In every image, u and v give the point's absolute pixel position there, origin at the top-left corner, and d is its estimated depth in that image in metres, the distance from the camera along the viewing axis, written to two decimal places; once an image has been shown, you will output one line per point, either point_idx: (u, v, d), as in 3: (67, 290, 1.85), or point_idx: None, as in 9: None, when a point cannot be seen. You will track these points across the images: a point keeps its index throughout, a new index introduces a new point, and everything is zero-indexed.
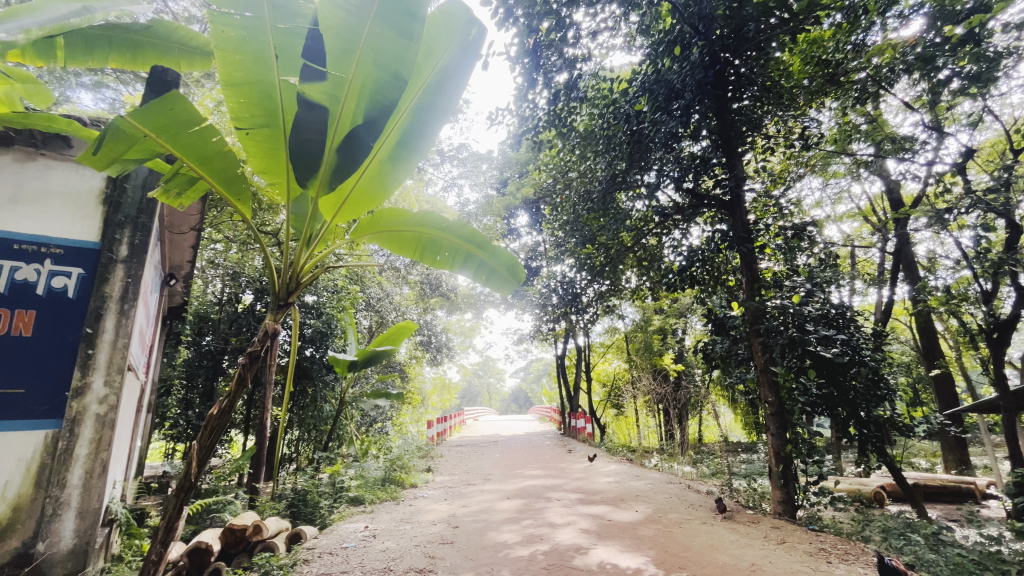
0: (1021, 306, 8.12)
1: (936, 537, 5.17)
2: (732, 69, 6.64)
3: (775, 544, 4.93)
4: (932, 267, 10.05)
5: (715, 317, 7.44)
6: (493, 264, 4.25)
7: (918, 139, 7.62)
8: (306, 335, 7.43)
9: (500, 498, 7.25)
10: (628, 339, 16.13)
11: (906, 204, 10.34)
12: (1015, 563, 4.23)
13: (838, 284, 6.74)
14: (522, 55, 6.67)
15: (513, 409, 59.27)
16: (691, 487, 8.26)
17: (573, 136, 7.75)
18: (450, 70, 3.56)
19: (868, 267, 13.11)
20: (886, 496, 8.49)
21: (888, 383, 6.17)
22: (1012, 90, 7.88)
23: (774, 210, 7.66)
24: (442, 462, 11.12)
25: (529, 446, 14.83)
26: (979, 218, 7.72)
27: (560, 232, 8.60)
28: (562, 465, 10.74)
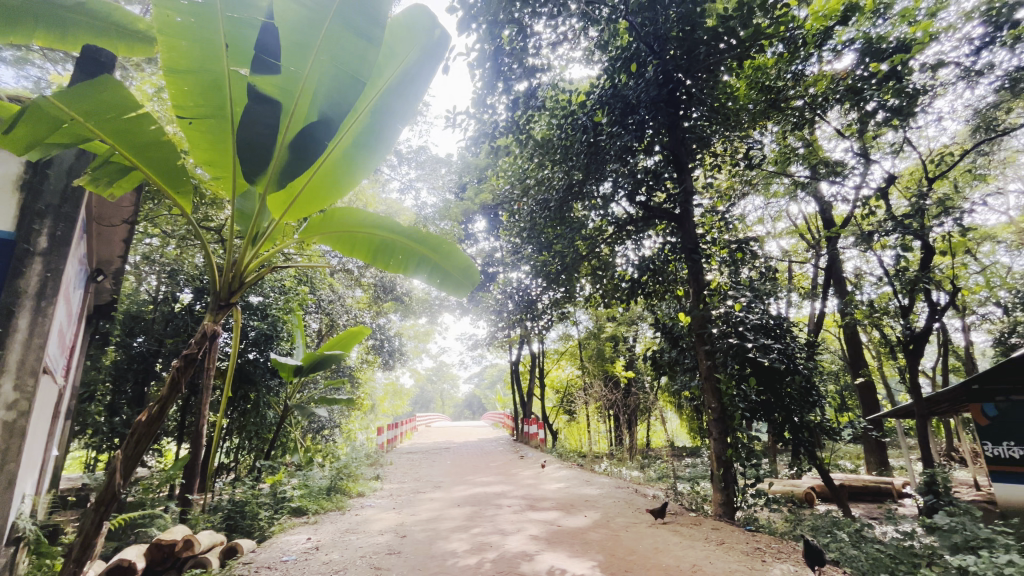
0: (934, 320, 8.90)
1: (858, 534, 5.55)
2: (683, 88, 6.88)
3: (714, 545, 5.14)
4: (858, 282, 10.89)
5: (664, 325, 7.77)
6: (450, 268, 4.21)
7: (848, 164, 8.27)
8: (250, 338, 7.02)
9: (450, 505, 7.16)
10: (581, 346, 16.43)
11: (837, 224, 11.17)
12: (925, 556, 4.59)
13: (776, 296, 7.15)
14: (483, 60, 6.71)
15: (466, 415, 59.11)
16: (638, 491, 8.49)
17: (530, 143, 7.80)
18: (411, 74, 3.52)
19: (803, 282, 14.04)
20: (816, 496, 9.06)
21: (818, 389, 6.63)
22: (927, 124, 8.71)
23: (720, 225, 8.10)
24: (391, 470, 10.86)
25: (481, 452, 14.76)
26: (899, 239, 8.44)
27: (517, 239, 8.67)
28: (514, 471, 10.77)
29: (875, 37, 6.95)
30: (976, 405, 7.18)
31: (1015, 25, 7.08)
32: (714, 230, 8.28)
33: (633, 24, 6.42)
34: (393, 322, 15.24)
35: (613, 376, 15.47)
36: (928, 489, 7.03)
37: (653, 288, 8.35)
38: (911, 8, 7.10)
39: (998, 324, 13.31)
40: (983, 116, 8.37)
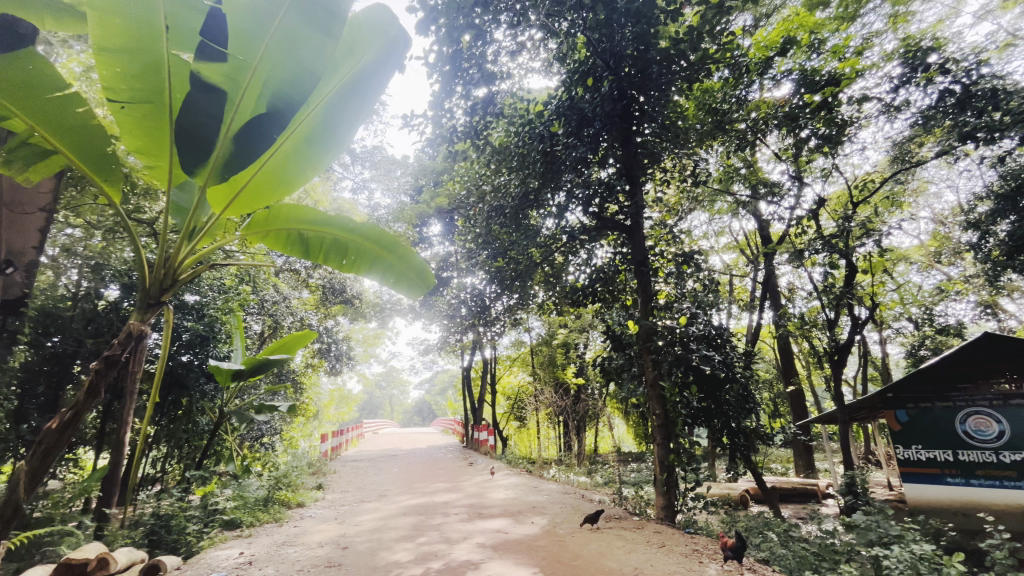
0: (856, 333, 9.65)
1: (786, 533, 5.90)
2: (637, 104, 7.10)
3: (656, 548, 5.30)
4: (791, 296, 11.66)
5: (613, 333, 7.89)
6: (403, 269, 4.09)
7: (784, 186, 8.87)
8: (182, 340, 6.52)
9: (396, 514, 6.99)
10: (533, 353, 16.62)
11: (773, 241, 11.93)
12: (844, 552, 4.95)
13: (718, 308, 7.53)
14: (442, 62, 6.68)
15: (416, 421, 58.09)
16: (584, 497, 8.63)
17: (487, 148, 7.84)
18: (368, 72, 3.42)
19: (742, 294, 14.85)
20: (750, 499, 9.54)
21: (754, 396, 7.04)
22: (853, 152, 9.49)
23: (668, 239, 8.43)
24: (335, 479, 10.47)
25: (430, 460, 14.54)
26: (827, 257, 9.11)
27: (472, 244, 8.66)
28: (463, 478, 10.67)
29: (809, 70, 7.52)
30: (891, 412, 7.75)
31: (927, 69, 7.88)
32: (663, 242, 8.51)
33: (590, 40, 6.59)
34: (342, 326, 14.76)
35: (562, 383, 15.70)
36: (848, 490, 7.56)
37: (601, 296, 8.46)
38: (841, 45, 7.73)
39: (910, 337, 14.63)
40: (900, 148, 9.23)
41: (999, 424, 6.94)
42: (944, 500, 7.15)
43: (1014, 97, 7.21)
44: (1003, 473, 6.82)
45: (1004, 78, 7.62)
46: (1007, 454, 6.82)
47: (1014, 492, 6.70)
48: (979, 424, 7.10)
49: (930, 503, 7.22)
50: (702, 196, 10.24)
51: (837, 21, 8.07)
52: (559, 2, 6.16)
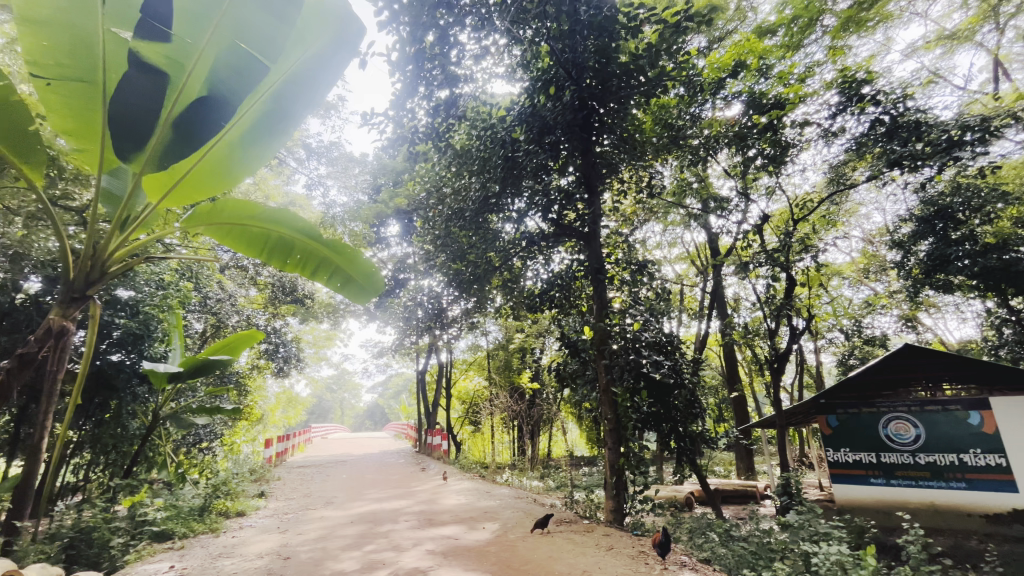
0: (793, 342, 10.24)
1: (727, 534, 6.15)
2: (597, 115, 7.34)
3: (604, 551, 5.39)
4: (737, 306, 12.25)
5: (568, 339, 7.84)
6: (349, 275, 3.91)
7: (732, 202, 9.35)
8: (113, 338, 6.10)
9: (343, 522, 6.77)
10: (490, 357, 16.61)
11: (721, 253, 12.51)
12: (778, 550, 5.22)
13: (667, 316, 7.87)
14: (404, 62, 6.58)
15: (367, 426, 56.81)
16: (536, 501, 8.68)
17: (449, 151, 7.89)
18: (322, 61, 3.32)
19: (692, 303, 15.43)
20: (694, 501, 9.91)
21: (701, 402, 7.34)
22: (794, 173, 10.11)
23: (623, 247, 8.67)
24: (279, 486, 10.02)
25: (381, 465, 14.19)
26: (770, 270, 9.62)
27: (430, 246, 8.59)
28: (414, 484, 10.47)
29: (758, 93, 7.99)
30: (823, 417, 8.35)
31: (860, 99, 8.52)
32: (619, 250, 8.69)
33: (553, 49, 6.62)
34: (291, 326, 14.20)
35: (518, 387, 15.77)
36: (783, 491, 7.99)
37: (557, 300, 8.54)
38: (786, 72, 8.23)
39: (841, 347, 15.68)
40: (836, 171, 9.91)
41: (916, 429, 7.50)
42: (868, 499, 7.69)
43: (933, 129, 7.92)
44: (919, 473, 7.36)
45: (926, 112, 8.35)
46: (922, 456, 7.38)
47: (929, 490, 7.25)
48: (898, 428, 7.65)
49: (856, 502, 7.78)
50: (657, 207, 10.58)
51: (784, 49, 8.59)
52: (524, 10, 6.14)
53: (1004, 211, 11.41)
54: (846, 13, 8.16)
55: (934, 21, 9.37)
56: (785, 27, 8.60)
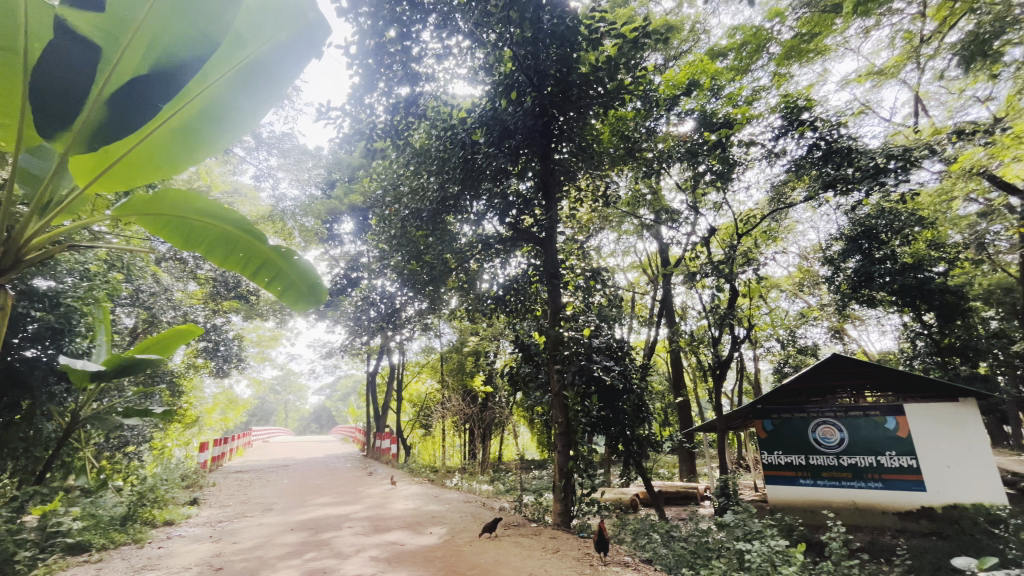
0: (734, 350, 10.77)
1: (668, 535, 6.37)
2: (557, 123, 7.46)
3: (550, 553, 5.44)
4: (684, 315, 12.77)
5: (521, 342, 7.77)
6: (289, 277, 3.70)
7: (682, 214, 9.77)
8: (28, 332, 5.61)
9: (283, 530, 6.48)
10: (443, 359, 16.44)
11: (671, 263, 12.99)
12: (714, 548, 5.47)
13: (619, 322, 8.18)
14: (364, 56, 6.43)
15: (312, 429, 54.86)
16: (486, 505, 8.66)
17: (407, 150, 7.75)
18: (280, 54, 3.18)
19: (643, 310, 15.93)
20: (638, 502, 10.24)
21: (647, 407, 7.46)
22: (739, 190, 10.69)
23: (578, 255, 8.84)
24: (214, 492, 9.46)
25: (326, 469, 13.73)
26: (715, 280, 10.09)
27: (385, 245, 8.43)
28: (361, 489, 10.19)
29: (709, 112, 8.61)
30: (759, 421, 8.73)
31: (800, 124, 9.14)
32: (573, 256, 8.84)
33: (515, 54, 6.53)
34: (233, 324, 13.49)
35: (471, 391, 15.70)
36: (721, 492, 8.37)
37: (513, 305, 8.54)
38: (735, 94, 8.70)
39: (777, 356, 16.65)
40: (777, 190, 10.55)
41: (840, 432, 8.06)
42: (797, 499, 8.18)
43: (862, 156, 8.60)
44: (843, 474, 7.91)
45: (856, 140, 9.06)
46: (845, 458, 7.94)
47: (851, 490, 7.81)
48: (825, 432, 8.18)
49: (786, 502, 8.25)
50: (612, 216, 10.86)
51: (733, 72, 9.08)
52: (487, 13, 6.10)
53: (919, 234, 12.58)
54: (789, 43, 8.71)
55: (865, 57, 10.17)
56: (735, 51, 9.10)
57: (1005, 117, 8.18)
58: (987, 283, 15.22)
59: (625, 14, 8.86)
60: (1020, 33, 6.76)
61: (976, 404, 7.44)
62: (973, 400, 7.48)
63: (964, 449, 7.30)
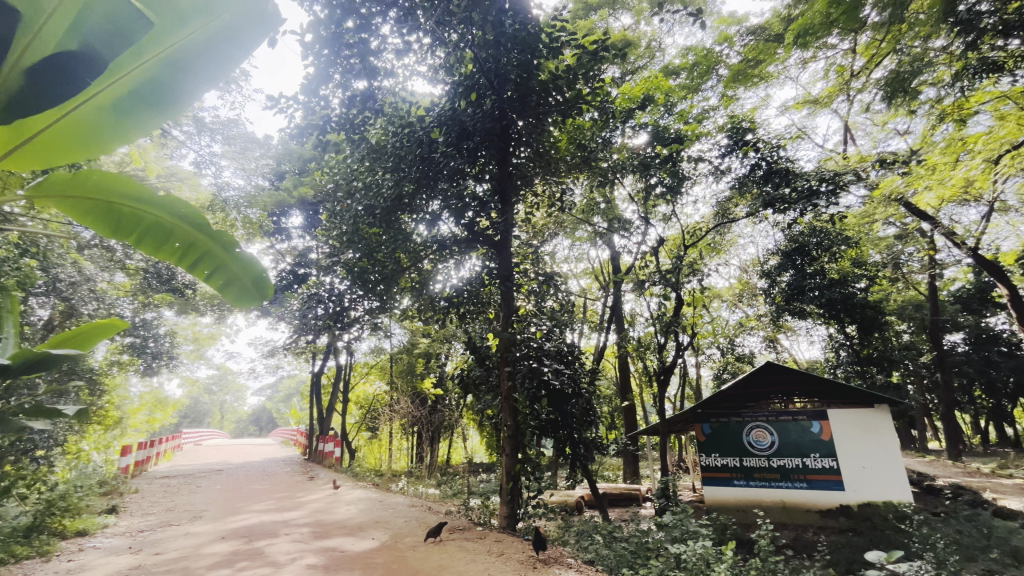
0: (678, 357, 11.23)
1: (610, 535, 6.52)
2: (515, 126, 7.51)
3: (495, 556, 5.44)
4: (633, 321, 13.18)
5: (473, 345, 7.89)
6: (230, 270, 3.22)
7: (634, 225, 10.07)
8: None
9: (213, 538, 6.11)
10: (393, 360, 16.12)
11: (621, 270, 13.39)
12: (653, 548, 5.67)
13: (570, 328, 8.29)
14: (320, 44, 6.19)
15: (250, 431, 52.22)
16: (431, 509, 8.54)
17: (362, 145, 7.47)
18: (232, 34, 2.82)
19: (593, 316, 16.29)
20: (583, 504, 10.48)
21: (595, 410, 7.71)
22: (687, 203, 11.18)
23: (532, 259, 8.91)
24: (135, 499, 8.79)
25: (264, 473, 13.09)
26: (662, 288, 10.48)
27: (336, 242, 8.17)
28: (301, 494, 9.78)
29: (662, 127, 9.04)
30: (698, 425, 9.17)
31: (744, 144, 9.67)
32: (527, 261, 8.90)
33: (477, 57, 6.52)
34: (165, 318, 12.60)
35: (420, 393, 15.46)
36: (662, 494, 8.68)
37: (467, 308, 8.47)
38: (686, 111, 9.21)
39: (717, 363, 17.51)
40: (721, 206, 11.10)
41: (771, 436, 8.58)
42: (731, 499, 8.63)
43: (798, 178, 9.22)
44: (773, 475, 8.42)
45: (793, 162, 9.69)
46: (775, 460, 8.46)
47: (779, 490, 8.33)
48: (758, 436, 8.67)
49: (721, 502, 8.68)
50: (567, 222, 11.05)
51: (684, 91, 9.50)
52: (449, 13, 6.02)
53: (844, 252, 13.63)
54: (736, 66, 9.21)
55: (803, 86, 10.91)
56: (687, 71, 9.51)
57: (919, 150, 9.04)
58: (901, 299, 16.70)
59: (586, 25, 9.06)
60: (932, 75, 7.51)
61: (887, 409, 8.07)
62: (886, 406, 8.14)
63: (877, 452, 7.93)
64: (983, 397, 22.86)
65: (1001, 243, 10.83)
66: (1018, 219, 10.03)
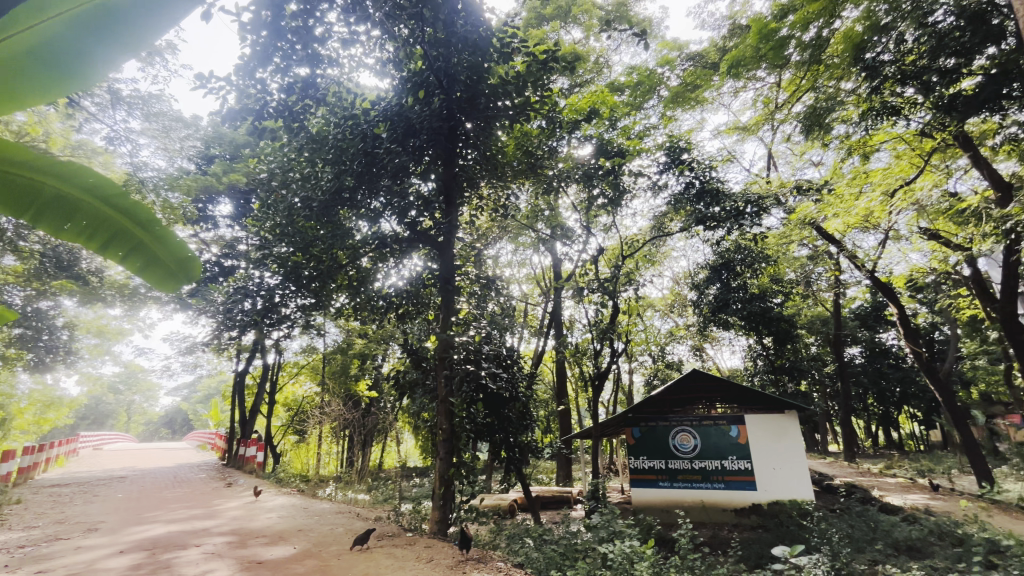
0: (612, 363, 11.62)
1: (541, 538, 6.60)
2: (463, 127, 7.50)
3: (424, 563, 5.35)
4: (571, 327, 13.47)
5: (411, 347, 7.63)
6: (156, 251, 2.27)
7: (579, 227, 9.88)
8: None
9: (110, 552, 5.53)
10: (325, 360, 15.45)
11: (562, 277, 13.66)
12: (581, 549, 5.80)
13: (510, 332, 8.45)
14: (258, 27, 5.74)
15: (161, 435, 48.05)
16: (359, 515, 8.24)
17: (302, 134, 7.06)
18: None
19: (533, 321, 16.50)
20: (516, 508, 10.53)
21: (531, 413, 7.92)
22: (627, 215, 11.62)
23: (474, 261, 8.88)
24: (16, 511, 7.78)
25: (174, 481, 12.04)
26: (600, 296, 10.80)
27: (268, 234, 7.73)
28: (215, 502, 9.10)
29: (606, 140, 9.41)
30: (630, 429, 9.50)
31: (680, 163, 10.19)
32: (469, 263, 8.81)
33: (427, 55, 6.49)
34: (62, 308, 11.31)
35: (353, 395, 14.91)
36: (591, 496, 8.92)
37: (406, 309, 8.25)
38: (628, 127, 9.62)
39: (648, 370, 18.31)
40: (658, 220, 11.63)
41: (695, 439, 9.07)
42: (656, 500, 9.06)
43: (727, 199, 9.85)
44: (694, 477, 8.93)
45: (722, 182, 10.35)
46: (697, 462, 8.97)
47: (700, 490, 8.85)
48: (683, 439, 9.14)
49: (646, 503, 9.08)
50: (511, 226, 11.11)
51: (628, 107, 9.87)
52: (398, 7, 5.84)
53: (765, 269, 14.72)
54: (676, 89, 9.72)
55: (734, 113, 11.69)
56: (631, 88, 9.89)
57: (830, 180, 9.96)
58: (810, 315, 18.28)
59: (537, 35, 9.21)
60: (843, 113, 8.31)
61: (795, 415, 8.76)
62: (794, 413, 8.82)
63: (786, 455, 8.58)
64: (875, 405, 25.51)
65: (894, 267, 12.15)
66: (907, 246, 11.30)
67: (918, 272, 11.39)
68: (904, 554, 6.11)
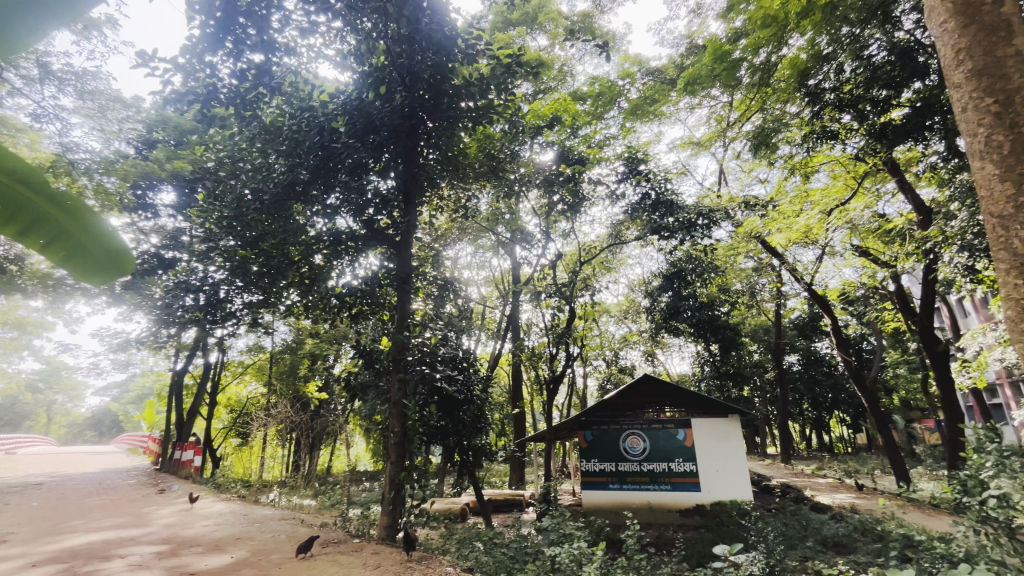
0: (567, 367, 11.77)
1: (491, 541, 6.58)
2: (424, 126, 7.51)
3: (371, 570, 5.24)
4: (528, 331, 13.55)
5: (364, 347, 7.64)
6: (82, 234, 1.61)
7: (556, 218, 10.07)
8: None
9: (21, 565, 5.07)
10: (272, 360, 14.79)
11: (521, 280, 13.73)
12: (531, 553, 5.83)
13: (466, 335, 8.38)
14: (209, 7, 5.39)
15: (86, 437, 44.54)
16: (304, 521, 7.93)
17: (253, 123, 6.68)
18: None
19: (491, 324, 16.50)
20: (467, 512, 10.45)
21: (485, 416, 7.88)
22: (585, 222, 11.83)
23: (432, 262, 8.76)
24: None
25: (99, 487, 11.17)
26: (557, 301, 10.95)
27: (213, 226, 7.33)
28: (146, 509, 8.52)
29: (568, 148, 9.60)
30: (581, 432, 9.68)
31: (637, 173, 10.50)
32: (427, 264, 8.69)
33: (389, 50, 6.33)
34: None
35: (302, 397, 14.37)
36: (543, 499, 8.99)
37: (361, 308, 8.04)
38: (589, 136, 9.84)
39: (602, 374, 18.71)
40: (615, 228, 11.88)
41: (644, 442, 9.37)
42: (605, 502, 9.26)
43: (681, 211, 10.24)
44: (642, 479, 9.21)
45: (676, 194, 10.74)
46: (645, 464, 9.26)
47: (648, 492, 9.12)
48: (633, 442, 9.41)
49: (596, 505, 9.27)
50: (470, 228, 11.06)
51: (589, 116, 10.07)
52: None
53: (713, 279, 15.36)
54: (635, 101, 10.00)
55: (689, 128, 12.16)
56: (592, 98, 10.09)
57: (774, 197, 10.53)
58: (754, 324, 19.22)
59: (503, 39, 9.24)
60: (788, 134, 8.82)
61: (738, 419, 9.16)
62: (737, 417, 9.20)
63: (728, 457, 8.97)
64: (809, 409, 27.16)
65: (830, 281, 12.97)
66: (841, 262, 12.12)
67: (850, 286, 12.23)
68: (830, 550, 6.53)
